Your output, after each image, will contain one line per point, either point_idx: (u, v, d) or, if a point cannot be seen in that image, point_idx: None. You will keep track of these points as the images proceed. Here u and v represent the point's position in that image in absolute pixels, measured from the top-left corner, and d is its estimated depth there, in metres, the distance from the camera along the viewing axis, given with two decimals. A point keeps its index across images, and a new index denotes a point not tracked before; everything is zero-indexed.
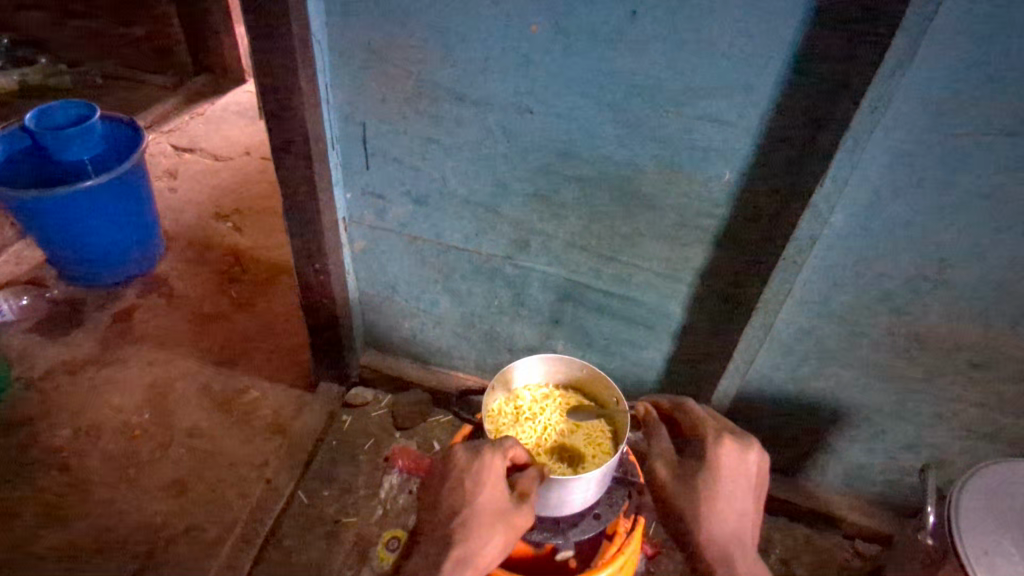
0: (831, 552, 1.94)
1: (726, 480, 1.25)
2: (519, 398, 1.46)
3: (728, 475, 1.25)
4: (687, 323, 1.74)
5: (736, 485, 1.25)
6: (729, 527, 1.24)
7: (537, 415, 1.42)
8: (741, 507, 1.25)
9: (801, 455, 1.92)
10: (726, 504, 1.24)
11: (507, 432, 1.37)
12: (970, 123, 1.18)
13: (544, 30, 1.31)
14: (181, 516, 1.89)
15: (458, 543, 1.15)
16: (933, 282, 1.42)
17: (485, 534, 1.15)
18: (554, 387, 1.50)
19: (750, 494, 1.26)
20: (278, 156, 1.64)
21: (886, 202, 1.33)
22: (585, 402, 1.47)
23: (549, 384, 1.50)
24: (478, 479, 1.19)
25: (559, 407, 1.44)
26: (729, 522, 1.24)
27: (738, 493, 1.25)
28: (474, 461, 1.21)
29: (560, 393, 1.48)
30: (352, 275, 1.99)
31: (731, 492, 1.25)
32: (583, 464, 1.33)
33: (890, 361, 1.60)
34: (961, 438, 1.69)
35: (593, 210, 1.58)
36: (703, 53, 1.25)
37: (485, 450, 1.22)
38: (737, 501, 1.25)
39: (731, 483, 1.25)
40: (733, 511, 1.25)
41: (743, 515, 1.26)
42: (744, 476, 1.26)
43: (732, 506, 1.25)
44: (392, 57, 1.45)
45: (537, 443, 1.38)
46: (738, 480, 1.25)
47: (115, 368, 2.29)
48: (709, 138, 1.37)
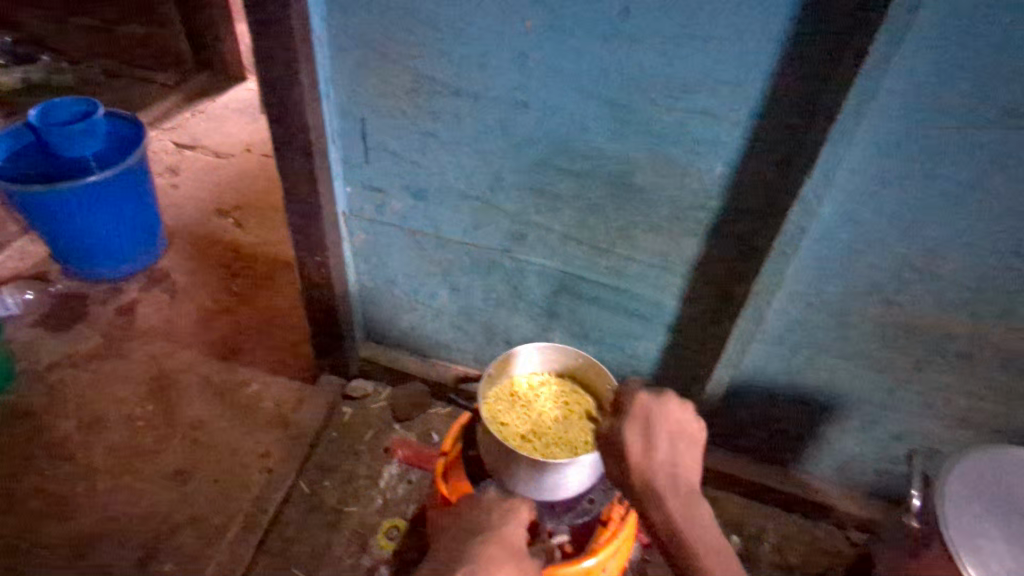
0: (823, 541, 1.97)
1: (642, 424, 1.23)
2: (516, 384, 1.49)
3: (645, 418, 1.23)
4: (681, 315, 1.77)
5: (658, 429, 1.22)
6: (656, 471, 1.20)
7: (532, 402, 1.46)
8: (665, 452, 1.22)
9: (793, 445, 1.94)
10: (649, 451, 1.21)
11: (503, 418, 1.40)
12: (952, 117, 1.22)
13: (537, 26, 1.34)
14: (184, 505, 1.93)
15: (470, 567, 1.20)
16: (919, 273, 1.45)
17: (498, 562, 1.20)
18: (550, 375, 1.53)
19: (675, 438, 1.23)
20: (279, 150, 1.67)
21: (872, 195, 1.36)
22: (580, 390, 1.50)
23: (546, 372, 1.53)
24: (507, 513, 1.29)
25: (554, 395, 1.48)
26: (658, 464, 1.21)
27: (658, 436, 1.22)
28: (507, 498, 1.32)
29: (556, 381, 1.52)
30: (352, 269, 2.02)
31: (651, 436, 1.22)
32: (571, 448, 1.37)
33: (880, 351, 1.63)
34: (950, 428, 1.73)
35: (589, 203, 1.61)
36: (695, 48, 1.28)
37: (518, 495, 1.33)
38: (659, 445, 1.22)
39: (650, 426, 1.22)
40: (659, 454, 1.21)
41: (673, 462, 1.22)
42: (665, 419, 1.24)
43: (658, 450, 1.21)
44: (391, 54, 1.48)
45: (531, 428, 1.40)
46: (659, 424, 1.23)
47: (119, 362, 2.32)
48: (700, 132, 1.40)
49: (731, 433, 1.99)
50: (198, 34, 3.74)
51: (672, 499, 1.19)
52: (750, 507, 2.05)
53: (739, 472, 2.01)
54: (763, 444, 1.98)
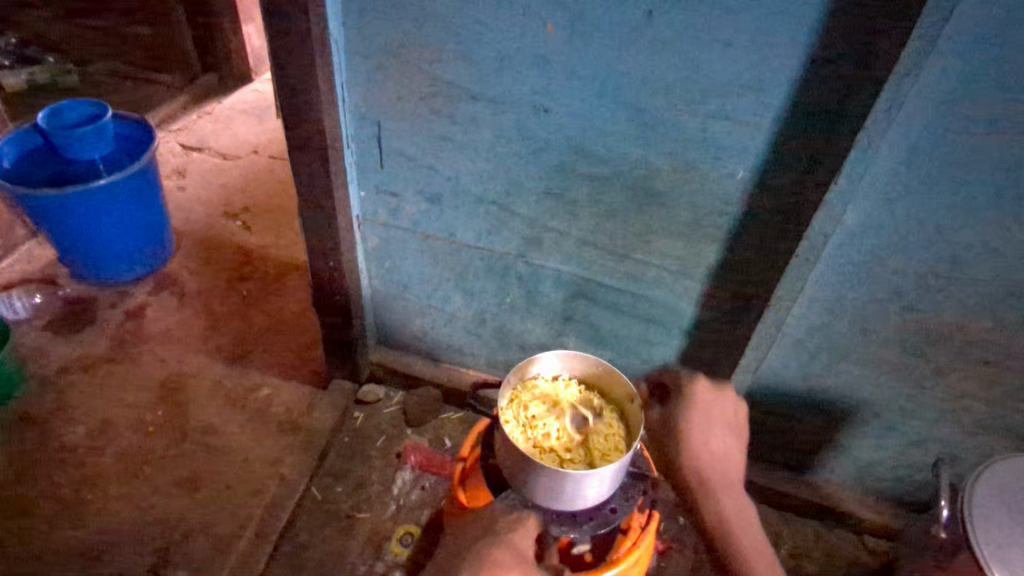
0: (839, 547, 1.96)
1: (704, 415, 1.37)
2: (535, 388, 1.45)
3: (707, 411, 1.38)
4: (698, 321, 1.75)
5: (712, 419, 1.36)
6: (711, 456, 1.32)
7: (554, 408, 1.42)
8: (717, 444, 1.34)
9: (810, 451, 1.93)
10: (703, 436, 1.34)
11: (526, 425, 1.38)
12: (981, 123, 1.20)
13: (559, 30, 1.33)
14: (196, 511, 1.91)
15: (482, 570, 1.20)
16: (943, 278, 1.43)
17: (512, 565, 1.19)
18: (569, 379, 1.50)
19: (728, 434, 1.37)
20: (294, 154, 1.65)
21: (897, 200, 1.34)
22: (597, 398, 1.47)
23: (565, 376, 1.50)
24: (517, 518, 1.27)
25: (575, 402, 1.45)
26: (711, 453, 1.33)
27: (711, 427, 1.36)
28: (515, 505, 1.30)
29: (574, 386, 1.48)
30: (365, 273, 2.00)
31: (705, 423, 1.36)
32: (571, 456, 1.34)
33: (900, 357, 1.61)
34: (969, 434, 1.71)
35: (606, 208, 1.60)
36: (719, 53, 1.26)
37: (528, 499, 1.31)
38: (712, 436, 1.35)
39: (705, 415, 1.37)
40: (714, 444, 1.34)
41: (726, 450, 1.34)
42: (718, 414, 1.38)
43: (712, 439, 1.35)
44: (408, 57, 1.46)
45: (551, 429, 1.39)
46: (712, 416, 1.38)
47: (129, 366, 2.30)
48: (723, 137, 1.38)
49: (746, 439, 1.98)
50: (205, 35, 3.72)
51: (723, 485, 1.29)
52: (765, 513, 2.03)
53: (754, 478, 1.99)
54: (779, 450, 1.97)
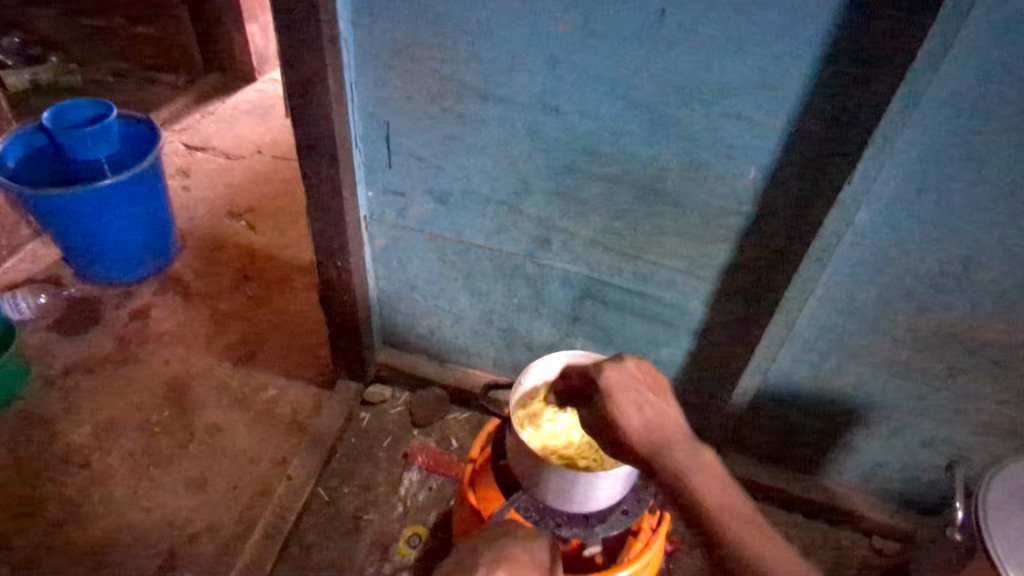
0: (848, 548, 1.96)
1: (620, 392, 1.11)
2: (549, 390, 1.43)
3: (620, 385, 1.12)
4: (707, 321, 1.75)
5: (628, 390, 1.10)
6: (645, 431, 1.06)
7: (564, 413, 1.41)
8: (647, 409, 1.09)
9: (819, 451, 1.92)
10: (628, 407, 1.09)
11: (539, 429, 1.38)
12: (997, 122, 1.19)
13: (571, 29, 1.32)
14: (203, 512, 1.91)
15: None
16: (956, 279, 1.43)
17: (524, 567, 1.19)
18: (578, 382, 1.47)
19: (653, 400, 1.10)
20: (303, 154, 1.65)
21: (910, 200, 1.33)
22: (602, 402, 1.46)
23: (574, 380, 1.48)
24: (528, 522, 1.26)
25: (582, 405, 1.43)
26: (642, 428, 1.07)
27: (636, 397, 1.10)
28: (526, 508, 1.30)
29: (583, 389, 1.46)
30: (372, 273, 2.00)
31: (627, 401, 1.09)
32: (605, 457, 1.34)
33: (911, 358, 1.60)
34: (980, 435, 1.70)
35: (616, 208, 1.59)
36: (732, 52, 1.26)
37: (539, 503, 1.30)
38: (639, 404, 1.09)
39: (622, 393, 1.11)
40: (641, 416, 1.08)
41: (654, 417, 1.08)
42: (634, 384, 1.12)
43: (639, 412, 1.08)
44: (418, 56, 1.46)
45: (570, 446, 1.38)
46: (630, 387, 1.12)
47: (134, 367, 2.30)
48: (735, 137, 1.37)
49: (755, 440, 1.97)
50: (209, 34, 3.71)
51: (673, 451, 1.03)
52: (774, 515, 2.03)
53: (763, 479, 1.99)
54: (788, 451, 1.96)
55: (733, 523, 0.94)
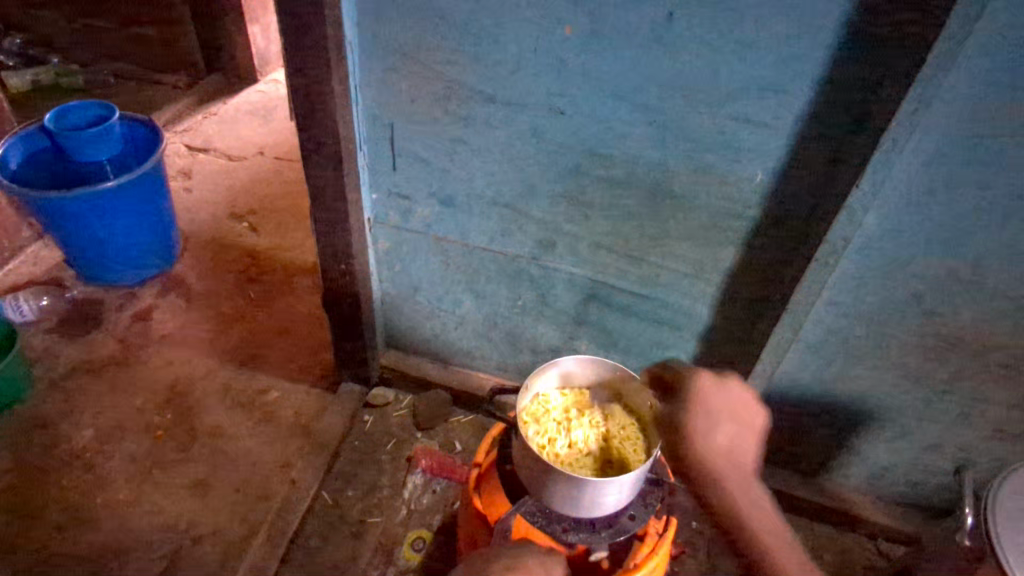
0: (853, 552, 1.95)
1: (705, 412, 1.18)
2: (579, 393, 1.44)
3: (706, 406, 1.18)
4: (713, 324, 1.74)
5: (716, 414, 1.17)
6: (717, 451, 1.15)
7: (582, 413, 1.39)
8: (727, 435, 1.17)
9: (824, 455, 1.92)
10: (709, 429, 1.17)
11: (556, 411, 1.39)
12: (1007, 126, 1.18)
13: (577, 32, 1.31)
14: (206, 516, 1.90)
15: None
16: (963, 283, 1.42)
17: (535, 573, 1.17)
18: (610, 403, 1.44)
19: (736, 426, 1.18)
20: (307, 156, 1.64)
21: (919, 203, 1.32)
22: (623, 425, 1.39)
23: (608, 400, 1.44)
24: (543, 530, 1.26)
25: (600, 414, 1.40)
26: (720, 451, 1.15)
27: (723, 422, 1.17)
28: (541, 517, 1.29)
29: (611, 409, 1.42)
30: (375, 275, 1.99)
31: (710, 420, 1.17)
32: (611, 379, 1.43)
33: (918, 361, 1.60)
34: (987, 439, 1.69)
35: (622, 210, 1.58)
36: (739, 55, 1.25)
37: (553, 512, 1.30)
38: (722, 429, 1.17)
39: (707, 411, 1.18)
40: (719, 442, 1.16)
41: (734, 445, 1.17)
42: (726, 408, 1.19)
43: (715, 436, 1.16)
44: (423, 58, 1.45)
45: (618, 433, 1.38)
46: (719, 410, 1.18)
47: (136, 369, 2.29)
48: (741, 139, 1.37)
49: (759, 443, 1.97)
50: (210, 35, 3.71)
51: (733, 478, 1.14)
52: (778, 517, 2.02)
53: (768, 483, 1.98)
54: (792, 454, 1.96)
55: (771, 549, 1.13)
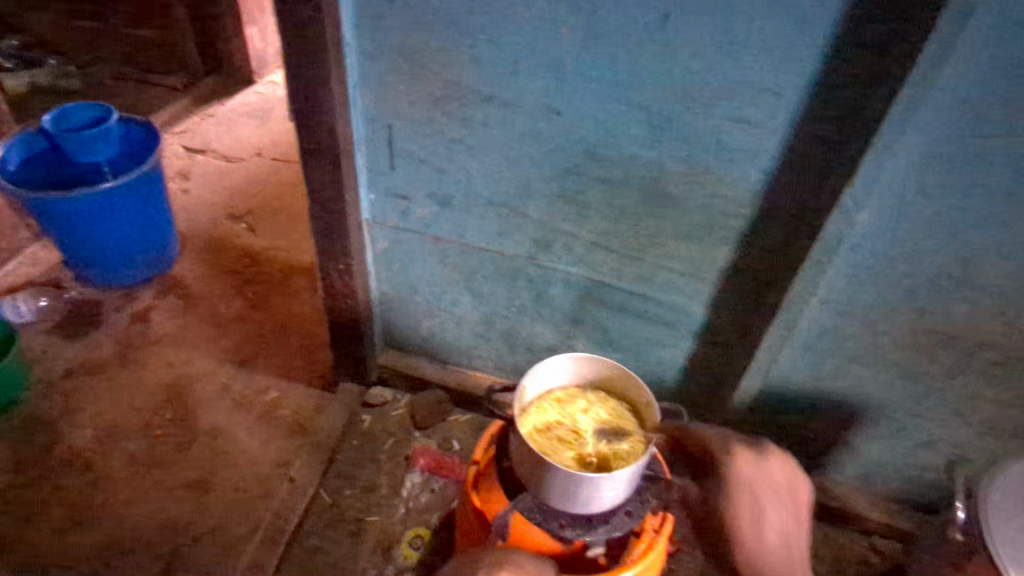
0: (848, 548, 1.96)
1: (751, 492, 1.26)
2: (579, 395, 1.45)
3: (750, 485, 1.27)
4: (708, 323, 1.75)
5: (763, 489, 1.27)
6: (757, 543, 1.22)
7: (579, 412, 1.41)
8: (773, 521, 1.24)
9: (819, 452, 1.93)
10: (751, 515, 1.24)
11: (554, 408, 1.41)
12: (997, 126, 1.20)
13: (574, 34, 1.33)
14: (205, 515, 1.91)
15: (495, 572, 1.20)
16: (955, 281, 1.44)
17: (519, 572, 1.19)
18: (609, 405, 1.44)
19: (785, 509, 1.27)
20: (306, 157, 1.65)
21: (911, 202, 1.34)
22: (620, 427, 1.38)
23: (607, 404, 1.44)
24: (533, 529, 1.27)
25: (598, 415, 1.41)
26: (768, 540, 1.22)
27: (769, 503, 1.26)
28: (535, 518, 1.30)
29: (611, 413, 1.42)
30: (373, 275, 2.00)
31: (756, 504, 1.25)
32: (587, 371, 1.46)
33: (911, 359, 1.61)
34: (979, 435, 1.71)
35: (618, 210, 1.60)
36: (733, 56, 1.27)
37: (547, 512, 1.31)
38: (765, 514, 1.24)
39: (760, 493, 1.26)
40: (775, 535, 1.23)
41: (785, 535, 1.24)
42: (774, 483, 1.28)
43: (768, 523, 1.24)
44: (421, 60, 1.46)
45: (608, 420, 1.40)
46: (772, 488, 1.28)
47: (135, 370, 2.30)
48: (736, 140, 1.38)
49: (755, 440, 1.98)
50: (208, 36, 3.71)
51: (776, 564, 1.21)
52: None
53: None
54: (788, 452, 1.97)
55: None
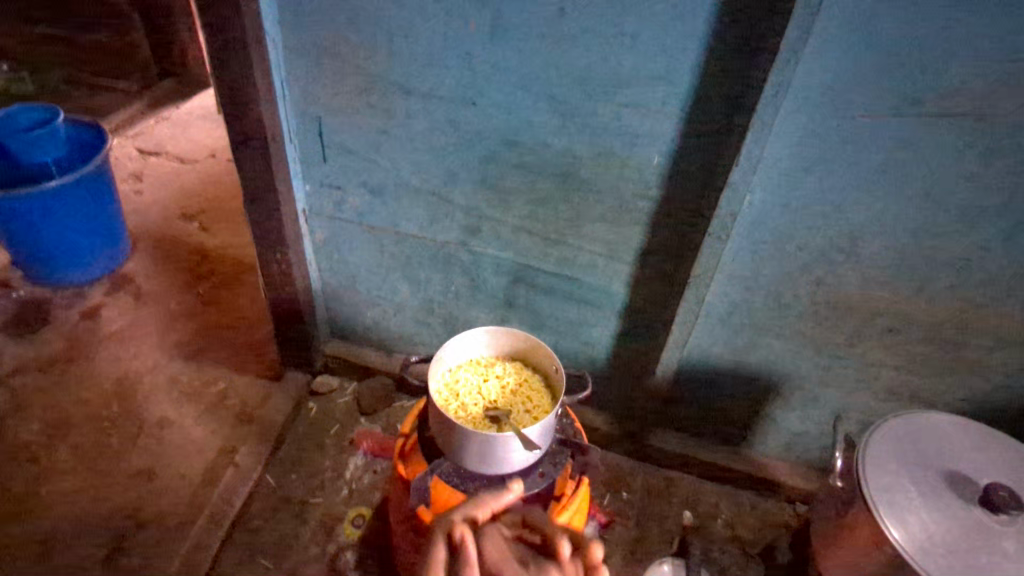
0: (772, 514, 2.07)
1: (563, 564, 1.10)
2: (500, 364, 1.56)
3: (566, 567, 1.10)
4: (630, 302, 1.85)
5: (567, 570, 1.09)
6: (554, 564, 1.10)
7: (497, 380, 1.51)
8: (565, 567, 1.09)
9: (743, 424, 2.04)
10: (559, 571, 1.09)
11: (474, 374, 1.52)
12: (860, 107, 1.32)
13: (481, 26, 1.42)
14: (150, 501, 1.95)
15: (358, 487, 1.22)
16: (844, 253, 1.55)
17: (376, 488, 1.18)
18: (526, 375, 1.54)
19: None
20: (238, 148, 1.72)
21: (796, 179, 1.46)
22: (533, 395, 1.49)
23: (525, 373, 1.54)
24: None
25: (515, 383, 1.51)
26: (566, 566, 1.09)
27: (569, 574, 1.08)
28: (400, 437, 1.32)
29: (527, 382, 1.52)
30: (314, 265, 2.07)
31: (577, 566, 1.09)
32: (496, 343, 1.56)
33: (814, 329, 1.73)
34: (883, 401, 1.83)
35: (538, 194, 1.69)
36: (625, 46, 1.37)
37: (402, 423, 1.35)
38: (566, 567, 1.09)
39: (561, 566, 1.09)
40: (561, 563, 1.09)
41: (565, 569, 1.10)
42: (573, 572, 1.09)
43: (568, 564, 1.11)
44: (342, 53, 1.55)
45: (514, 384, 1.51)
46: None
47: (83, 365, 2.33)
48: (638, 124, 1.48)
49: (682, 414, 2.08)
50: (163, 40, 3.76)
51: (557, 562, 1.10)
52: (704, 485, 2.13)
53: (692, 452, 2.09)
54: (714, 424, 2.07)
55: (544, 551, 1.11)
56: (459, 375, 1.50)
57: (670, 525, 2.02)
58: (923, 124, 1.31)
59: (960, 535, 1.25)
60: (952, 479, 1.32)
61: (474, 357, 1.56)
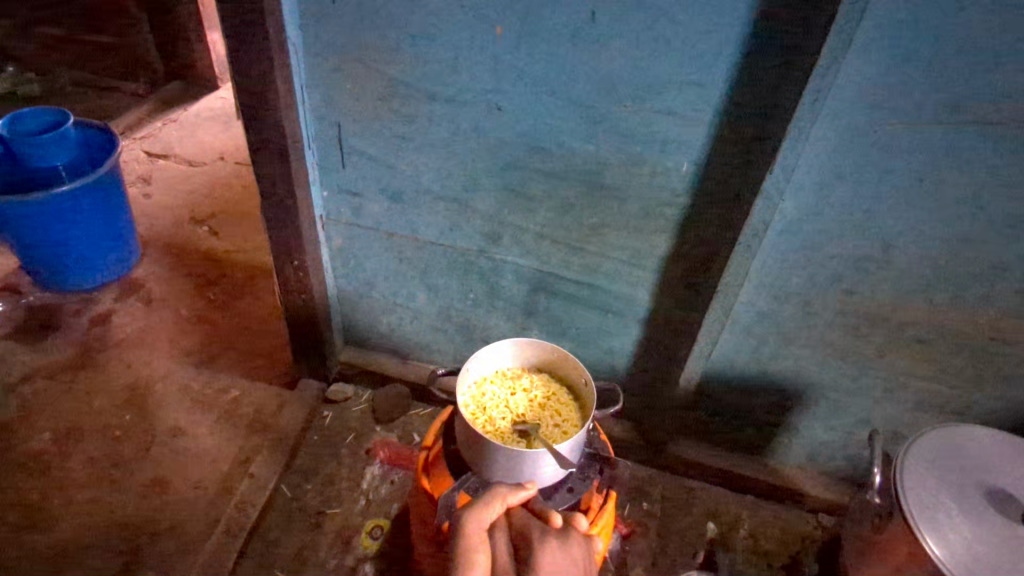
0: (795, 524, 2.04)
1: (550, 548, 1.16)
2: (527, 376, 1.53)
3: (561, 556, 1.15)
4: (653, 310, 1.82)
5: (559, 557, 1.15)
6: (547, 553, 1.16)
7: (524, 393, 1.48)
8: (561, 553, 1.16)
9: (765, 434, 2.01)
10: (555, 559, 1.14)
11: (502, 386, 1.49)
12: (898, 115, 1.29)
13: (509, 31, 1.39)
14: (164, 512, 1.92)
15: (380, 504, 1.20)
16: (877, 262, 1.52)
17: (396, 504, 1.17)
18: (553, 388, 1.51)
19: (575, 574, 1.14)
20: (256, 154, 1.68)
21: (829, 187, 1.42)
22: (562, 410, 1.46)
23: (551, 387, 1.51)
24: None
25: (542, 397, 1.48)
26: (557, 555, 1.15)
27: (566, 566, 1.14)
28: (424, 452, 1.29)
29: (555, 396, 1.49)
30: (330, 272, 2.04)
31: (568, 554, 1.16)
32: (522, 355, 1.54)
33: (843, 339, 1.70)
34: (911, 411, 1.80)
35: (562, 201, 1.66)
36: (658, 51, 1.34)
37: None
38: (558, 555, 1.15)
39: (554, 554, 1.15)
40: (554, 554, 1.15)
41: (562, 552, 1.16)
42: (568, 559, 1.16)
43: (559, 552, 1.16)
44: (364, 58, 1.52)
45: (542, 397, 1.48)
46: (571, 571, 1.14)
47: (93, 372, 2.30)
48: (668, 131, 1.45)
49: (704, 424, 2.05)
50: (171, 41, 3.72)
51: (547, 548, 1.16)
52: (726, 495, 2.10)
53: (714, 462, 2.06)
54: (736, 434, 2.04)
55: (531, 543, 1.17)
56: (485, 387, 1.47)
57: (692, 536, 1.99)
58: (964, 132, 1.28)
59: (1003, 554, 1.21)
60: (995, 497, 1.29)
61: (500, 368, 1.53)
